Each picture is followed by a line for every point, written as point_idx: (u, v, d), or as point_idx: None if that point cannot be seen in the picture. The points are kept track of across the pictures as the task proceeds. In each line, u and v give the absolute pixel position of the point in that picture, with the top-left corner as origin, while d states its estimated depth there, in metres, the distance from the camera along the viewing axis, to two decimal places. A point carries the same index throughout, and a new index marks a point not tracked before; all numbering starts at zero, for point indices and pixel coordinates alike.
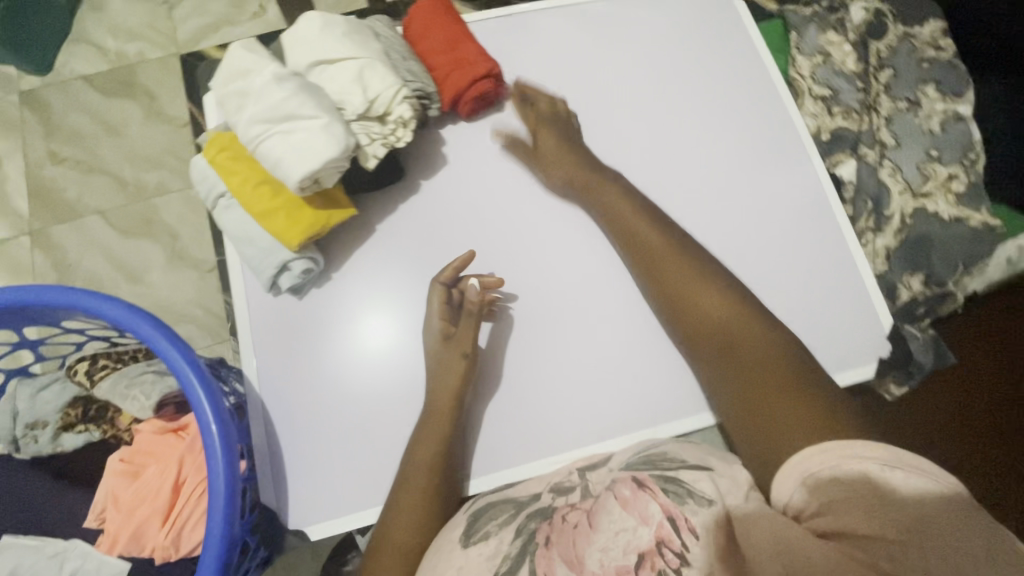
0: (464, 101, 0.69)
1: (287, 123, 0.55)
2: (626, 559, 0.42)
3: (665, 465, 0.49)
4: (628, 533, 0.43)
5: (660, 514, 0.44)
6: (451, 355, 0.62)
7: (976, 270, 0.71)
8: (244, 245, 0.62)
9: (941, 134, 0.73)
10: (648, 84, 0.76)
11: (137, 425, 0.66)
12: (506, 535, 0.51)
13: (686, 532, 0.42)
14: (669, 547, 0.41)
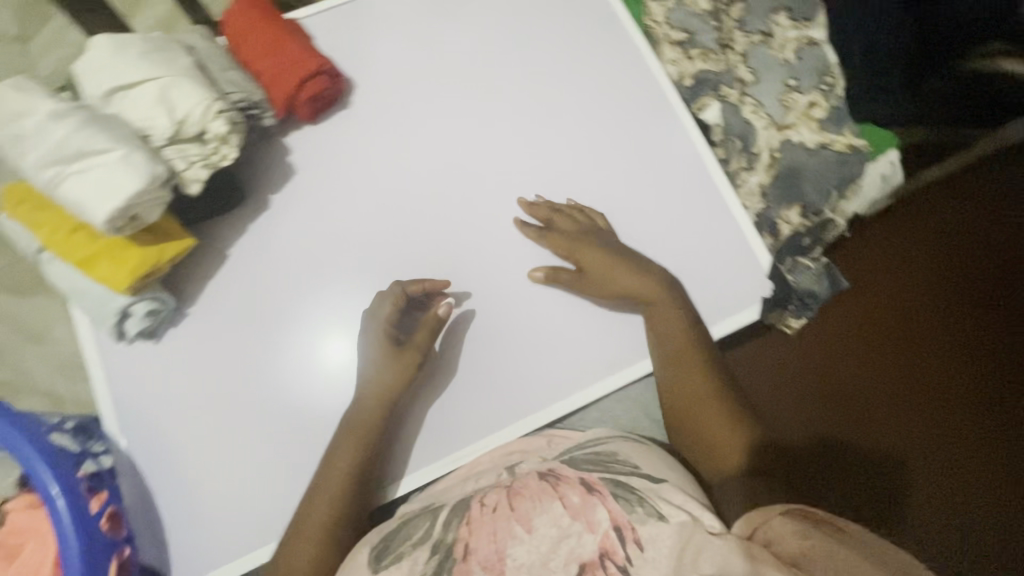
0: (300, 104, 0.65)
1: (81, 163, 0.51)
2: (567, 568, 0.46)
3: (618, 469, 0.53)
4: (571, 541, 0.47)
5: (606, 523, 0.47)
6: (408, 353, 0.60)
7: (849, 192, 0.72)
8: (79, 298, 0.57)
9: (797, 62, 0.73)
10: (499, 56, 0.73)
11: (7, 505, 0.62)
12: (421, 554, 0.51)
13: (631, 544, 0.45)
14: (612, 559, 0.45)
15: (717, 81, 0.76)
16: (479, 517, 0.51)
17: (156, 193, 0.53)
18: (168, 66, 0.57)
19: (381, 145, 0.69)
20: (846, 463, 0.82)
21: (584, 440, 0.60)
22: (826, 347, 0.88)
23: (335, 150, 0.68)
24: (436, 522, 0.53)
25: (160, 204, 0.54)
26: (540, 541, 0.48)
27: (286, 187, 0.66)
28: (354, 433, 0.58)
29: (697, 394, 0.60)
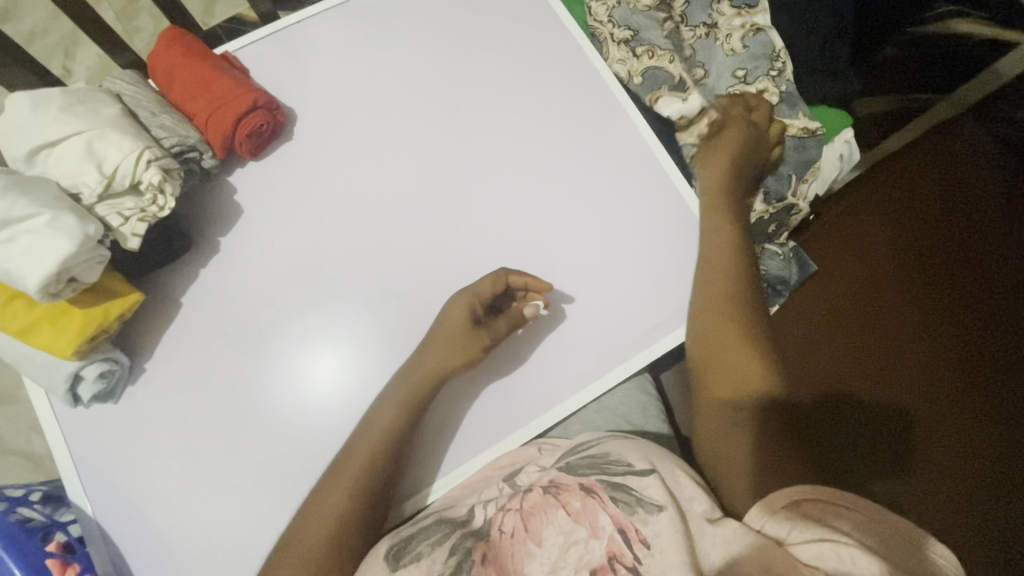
0: (239, 141, 0.62)
1: (6, 231, 0.48)
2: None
3: (612, 470, 0.54)
4: (580, 548, 0.48)
5: (611, 526, 0.49)
6: (476, 340, 0.60)
7: (810, 175, 0.71)
8: (25, 367, 0.55)
9: (745, 50, 0.71)
10: (441, 70, 0.71)
11: None
12: (438, 554, 0.52)
13: (637, 544, 0.48)
14: (621, 561, 0.47)
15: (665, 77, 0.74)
16: (496, 536, 0.51)
17: (92, 253, 0.51)
18: (93, 118, 0.55)
19: (329, 173, 0.67)
20: (857, 423, 0.77)
21: (575, 445, 0.59)
22: (827, 304, 0.84)
23: (282, 184, 0.66)
24: (451, 530, 0.54)
25: (99, 263, 0.52)
26: (551, 550, 0.49)
27: (234, 227, 0.64)
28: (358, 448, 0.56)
29: (724, 345, 0.58)
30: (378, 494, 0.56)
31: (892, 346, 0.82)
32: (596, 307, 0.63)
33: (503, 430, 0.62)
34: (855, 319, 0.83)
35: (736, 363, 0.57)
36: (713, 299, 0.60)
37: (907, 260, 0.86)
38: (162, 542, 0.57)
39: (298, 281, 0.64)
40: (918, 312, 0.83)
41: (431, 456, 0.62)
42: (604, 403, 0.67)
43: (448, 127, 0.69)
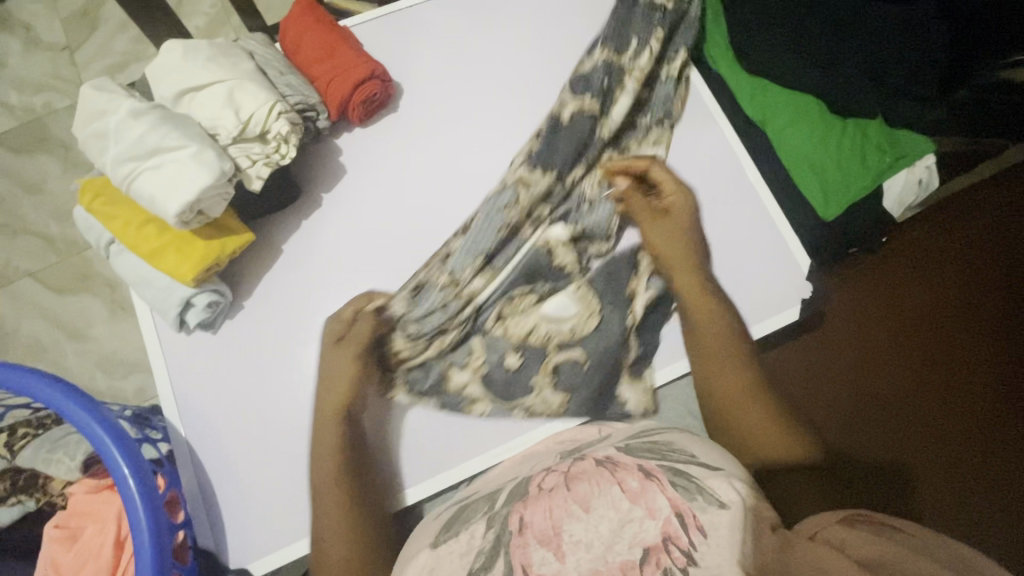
0: (352, 107, 0.67)
1: (154, 159, 0.54)
2: (631, 552, 0.41)
3: (675, 457, 0.49)
4: (635, 526, 0.42)
5: (668, 509, 0.43)
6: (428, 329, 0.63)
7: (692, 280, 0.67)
8: (142, 289, 0.60)
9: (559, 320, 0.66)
10: (539, 60, 0.75)
11: (70, 488, 0.65)
12: (478, 528, 0.49)
13: (692, 530, 0.41)
14: (676, 544, 0.40)
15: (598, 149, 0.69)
16: (535, 495, 0.49)
17: (223, 188, 0.56)
18: (233, 69, 0.60)
19: (426, 146, 0.71)
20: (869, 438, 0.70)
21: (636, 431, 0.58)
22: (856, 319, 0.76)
23: (383, 152, 0.71)
24: (495, 503, 0.52)
25: (224, 199, 0.57)
26: (598, 524, 0.44)
27: (337, 188, 0.69)
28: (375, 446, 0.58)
29: (740, 393, 0.55)
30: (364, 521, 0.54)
31: (931, 388, 0.70)
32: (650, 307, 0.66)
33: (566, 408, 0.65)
34: (877, 360, 0.74)
35: (760, 414, 0.53)
36: (715, 333, 0.59)
37: (970, 288, 0.71)
38: (243, 469, 0.62)
39: (388, 243, 0.68)
40: (991, 357, 0.68)
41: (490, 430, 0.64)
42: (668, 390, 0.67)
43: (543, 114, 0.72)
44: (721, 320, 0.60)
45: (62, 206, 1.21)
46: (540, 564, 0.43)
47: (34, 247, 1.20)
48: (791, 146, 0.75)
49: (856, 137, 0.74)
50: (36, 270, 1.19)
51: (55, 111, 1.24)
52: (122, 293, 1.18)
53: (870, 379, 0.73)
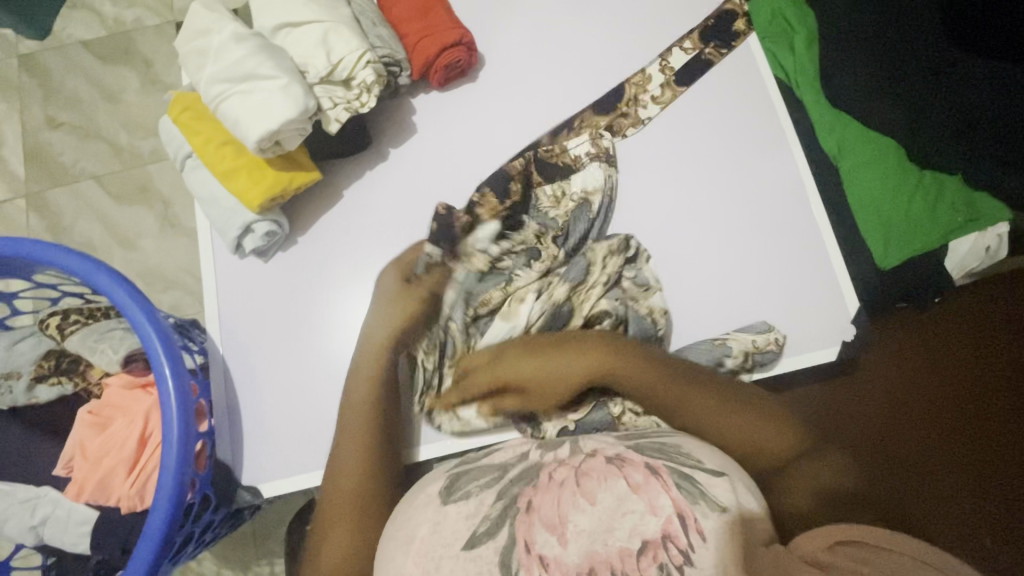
0: (435, 70, 0.69)
1: (246, 84, 0.56)
2: (629, 542, 0.40)
3: (682, 461, 0.46)
4: (635, 519, 0.41)
5: (671, 509, 0.42)
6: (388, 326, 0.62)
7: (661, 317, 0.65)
8: (209, 206, 0.63)
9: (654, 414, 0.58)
10: (624, 55, 0.74)
11: (107, 379, 0.68)
12: (487, 497, 0.46)
13: (692, 533, 0.41)
14: (675, 543, 0.40)
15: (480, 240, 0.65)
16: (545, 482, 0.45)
17: (302, 124, 0.58)
18: (333, 12, 0.61)
19: (495, 120, 0.72)
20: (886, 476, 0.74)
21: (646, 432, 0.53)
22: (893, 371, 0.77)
23: (452, 120, 0.72)
24: (506, 474, 0.48)
25: (301, 134, 0.59)
26: (604, 515, 0.42)
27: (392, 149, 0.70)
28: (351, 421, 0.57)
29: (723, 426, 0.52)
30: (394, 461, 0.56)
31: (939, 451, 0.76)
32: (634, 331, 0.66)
33: None
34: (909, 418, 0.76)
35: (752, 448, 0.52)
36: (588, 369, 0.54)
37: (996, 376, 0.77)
38: (268, 395, 0.64)
39: (429, 211, 0.68)
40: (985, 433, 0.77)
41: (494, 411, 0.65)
42: None
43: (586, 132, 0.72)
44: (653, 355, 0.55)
45: (134, 119, 1.26)
46: (543, 545, 0.41)
47: (102, 152, 1.25)
48: (863, 188, 0.74)
49: (930, 191, 0.72)
50: (100, 175, 1.25)
51: (143, 27, 1.28)
52: (175, 211, 1.23)
53: (891, 436, 0.76)
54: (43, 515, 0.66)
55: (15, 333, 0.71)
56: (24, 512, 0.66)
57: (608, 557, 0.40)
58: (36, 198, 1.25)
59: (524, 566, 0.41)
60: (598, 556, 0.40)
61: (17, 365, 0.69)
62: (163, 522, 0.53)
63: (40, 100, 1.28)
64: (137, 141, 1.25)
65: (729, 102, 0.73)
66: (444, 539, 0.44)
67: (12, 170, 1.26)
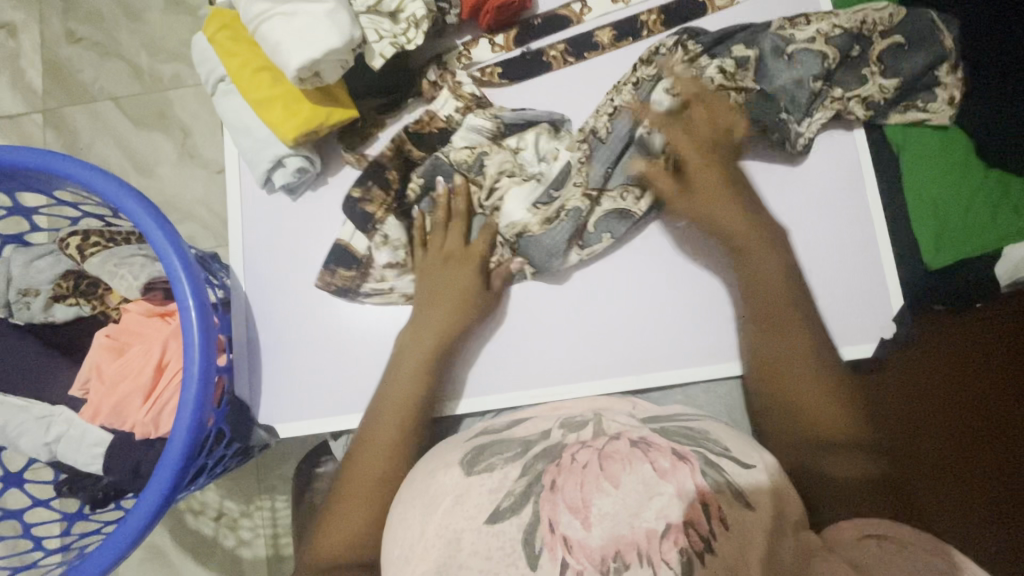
0: (485, 12, 0.65)
1: (290, 6, 0.52)
2: (655, 524, 0.39)
3: (708, 447, 0.45)
4: (662, 503, 0.39)
5: (694, 493, 0.40)
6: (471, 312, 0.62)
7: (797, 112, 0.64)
8: (241, 136, 0.61)
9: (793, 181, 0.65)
10: (688, 13, 0.69)
11: (126, 304, 0.67)
12: (511, 470, 0.45)
13: (715, 521, 0.39)
14: (698, 528, 0.38)
15: (352, 230, 0.63)
16: (567, 463, 0.42)
17: (345, 55, 0.54)
18: None
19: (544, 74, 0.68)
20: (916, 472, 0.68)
21: (671, 414, 0.51)
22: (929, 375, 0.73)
23: (494, 71, 0.68)
24: (529, 450, 0.47)
25: (342, 67, 0.55)
26: (628, 498, 0.39)
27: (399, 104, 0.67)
28: (391, 424, 0.56)
29: (781, 375, 0.55)
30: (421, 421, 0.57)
31: (948, 458, 0.72)
32: (631, 316, 0.64)
33: (613, 370, 0.64)
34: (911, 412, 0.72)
35: (815, 405, 0.53)
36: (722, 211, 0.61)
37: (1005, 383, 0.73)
38: (290, 341, 0.64)
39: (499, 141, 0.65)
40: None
41: (512, 375, 0.64)
42: (714, 386, 0.63)
43: None
44: (774, 264, 0.59)
45: (156, 39, 1.20)
46: (568, 526, 0.39)
47: (121, 73, 1.21)
48: (921, 182, 0.69)
49: (994, 192, 0.67)
50: (118, 96, 1.20)
51: None
52: (193, 141, 1.19)
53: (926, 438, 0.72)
54: (58, 434, 0.65)
55: (32, 250, 0.70)
56: (39, 427, 0.66)
57: (634, 539, 0.38)
58: (53, 114, 1.21)
59: (548, 547, 0.39)
60: (623, 539, 0.38)
61: (34, 282, 0.68)
62: (183, 449, 0.53)
63: (60, 11, 1.22)
64: (158, 63, 1.20)
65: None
66: (466, 512, 0.42)
67: (29, 82, 1.22)
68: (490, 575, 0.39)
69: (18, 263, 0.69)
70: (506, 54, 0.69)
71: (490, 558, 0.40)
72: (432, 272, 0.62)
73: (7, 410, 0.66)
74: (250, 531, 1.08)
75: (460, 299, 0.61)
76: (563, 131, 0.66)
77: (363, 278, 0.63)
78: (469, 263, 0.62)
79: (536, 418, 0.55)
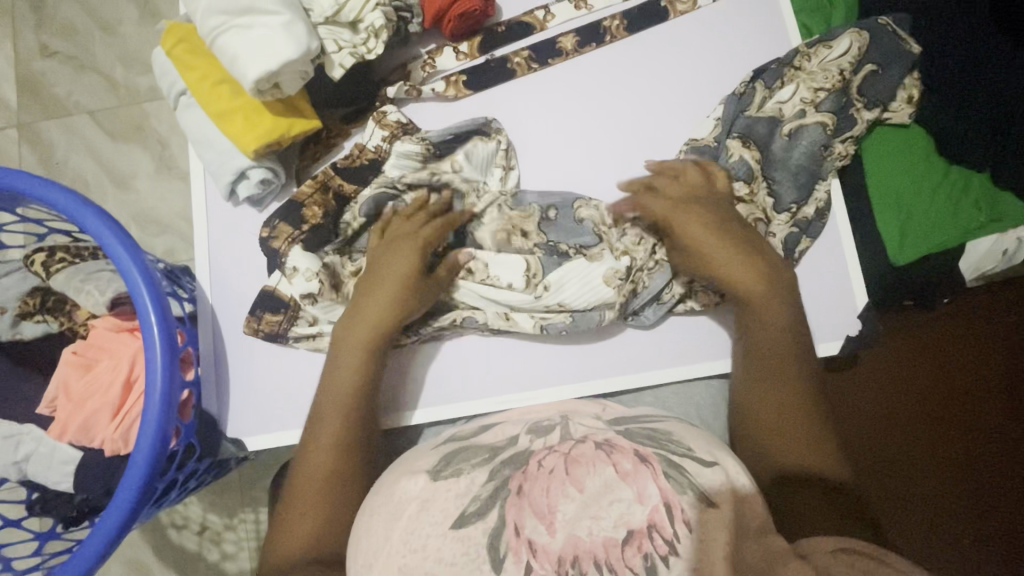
0: (447, 19, 0.66)
1: (246, 19, 0.53)
2: (614, 532, 0.39)
3: (671, 449, 0.45)
4: (622, 506, 0.40)
5: (658, 498, 0.40)
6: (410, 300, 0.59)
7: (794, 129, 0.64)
8: (203, 149, 0.61)
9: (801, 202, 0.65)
10: (650, 19, 0.70)
11: (93, 320, 0.67)
12: (479, 475, 0.45)
13: (678, 523, 0.39)
14: (660, 533, 0.39)
15: (277, 274, 0.62)
16: (533, 471, 0.43)
17: (304, 66, 0.55)
18: None
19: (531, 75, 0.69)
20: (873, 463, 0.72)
21: (638, 415, 0.51)
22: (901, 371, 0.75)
23: (458, 80, 0.68)
24: (497, 456, 0.47)
25: (302, 78, 0.56)
26: (593, 503, 0.40)
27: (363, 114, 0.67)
28: (325, 432, 0.53)
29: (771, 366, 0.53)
30: (360, 408, 0.55)
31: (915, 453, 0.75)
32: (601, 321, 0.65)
33: (583, 373, 0.65)
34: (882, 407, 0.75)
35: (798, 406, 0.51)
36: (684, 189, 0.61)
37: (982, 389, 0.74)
38: (259, 353, 0.64)
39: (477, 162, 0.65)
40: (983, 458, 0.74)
41: (483, 381, 0.65)
42: (684, 387, 0.63)
43: (600, 100, 0.69)
44: (761, 264, 0.56)
45: (131, 52, 1.20)
46: (532, 530, 0.40)
47: (97, 86, 1.20)
48: (883, 178, 0.70)
49: (954, 189, 0.68)
50: (94, 109, 1.20)
51: None
52: (171, 153, 1.19)
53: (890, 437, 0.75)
54: (27, 452, 0.65)
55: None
56: (6, 447, 0.65)
57: (593, 546, 0.39)
58: (28, 129, 1.21)
59: (513, 549, 0.39)
60: (582, 544, 0.39)
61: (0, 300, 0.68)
62: (147, 466, 0.52)
63: (33, 26, 1.22)
64: (133, 76, 1.19)
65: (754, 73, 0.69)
66: (433, 518, 0.43)
67: (3, 97, 1.21)
68: None
69: None
70: (470, 61, 0.69)
71: (454, 565, 0.40)
72: (373, 265, 0.60)
73: None
74: (234, 544, 1.07)
75: (399, 287, 0.58)
76: (494, 134, 0.66)
77: (291, 322, 0.62)
78: (408, 250, 0.60)
79: (506, 423, 0.55)
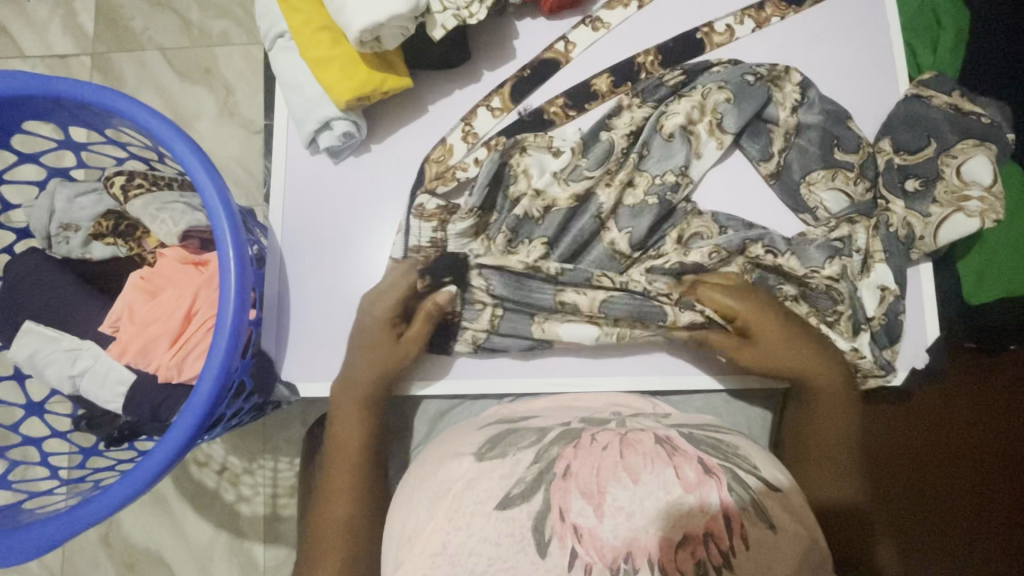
0: None
1: None
2: (670, 532, 0.38)
3: (736, 462, 0.43)
4: (680, 511, 0.39)
5: (717, 509, 0.39)
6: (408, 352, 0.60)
7: (918, 158, 0.63)
8: (293, 95, 0.61)
9: (936, 228, 0.61)
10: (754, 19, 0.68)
11: (162, 249, 0.68)
12: (524, 456, 0.44)
13: (735, 537, 0.39)
14: (716, 542, 0.38)
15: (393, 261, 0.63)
16: (586, 446, 0.43)
17: (406, 23, 0.54)
18: None
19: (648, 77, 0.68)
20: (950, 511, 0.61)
21: (702, 423, 0.49)
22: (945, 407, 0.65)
23: (563, 106, 0.67)
24: (544, 438, 0.46)
25: (403, 34, 0.55)
26: (645, 499, 0.39)
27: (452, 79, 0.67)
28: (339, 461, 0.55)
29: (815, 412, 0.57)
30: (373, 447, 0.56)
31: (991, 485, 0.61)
32: None
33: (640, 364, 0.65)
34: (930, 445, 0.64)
35: (827, 470, 0.53)
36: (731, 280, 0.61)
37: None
38: (324, 304, 0.65)
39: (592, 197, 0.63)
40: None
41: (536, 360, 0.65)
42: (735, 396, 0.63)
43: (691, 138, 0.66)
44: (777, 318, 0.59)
45: None
46: (578, 515, 0.39)
47: (172, 25, 1.22)
48: None
49: None
50: (166, 47, 1.21)
51: None
52: (235, 100, 1.20)
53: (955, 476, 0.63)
54: (83, 367, 0.66)
55: (76, 186, 0.70)
56: (65, 361, 0.67)
57: (647, 544, 0.38)
58: (100, 58, 1.23)
59: (558, 535, 0.39)
60: (638, 541, 0.38)
61: (76, 218, 0.69)
62: (208, 398, 0.54)
63: None
64: (208, 20, 1.20)
65: (843, 79, 0.67)
66: (477, 497, 0.42)
67: (81, 25, 1.23)
68: (499, 561, 0.39)
69: (61, 197, 0.69)
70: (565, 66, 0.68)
71: (498, 545, 0.39)
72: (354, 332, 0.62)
73: (36, 340, 0.67)
74: (251, 488, 1.09)
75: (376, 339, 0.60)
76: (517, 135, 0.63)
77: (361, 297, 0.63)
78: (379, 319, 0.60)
79: (555, 413, 0.54)
